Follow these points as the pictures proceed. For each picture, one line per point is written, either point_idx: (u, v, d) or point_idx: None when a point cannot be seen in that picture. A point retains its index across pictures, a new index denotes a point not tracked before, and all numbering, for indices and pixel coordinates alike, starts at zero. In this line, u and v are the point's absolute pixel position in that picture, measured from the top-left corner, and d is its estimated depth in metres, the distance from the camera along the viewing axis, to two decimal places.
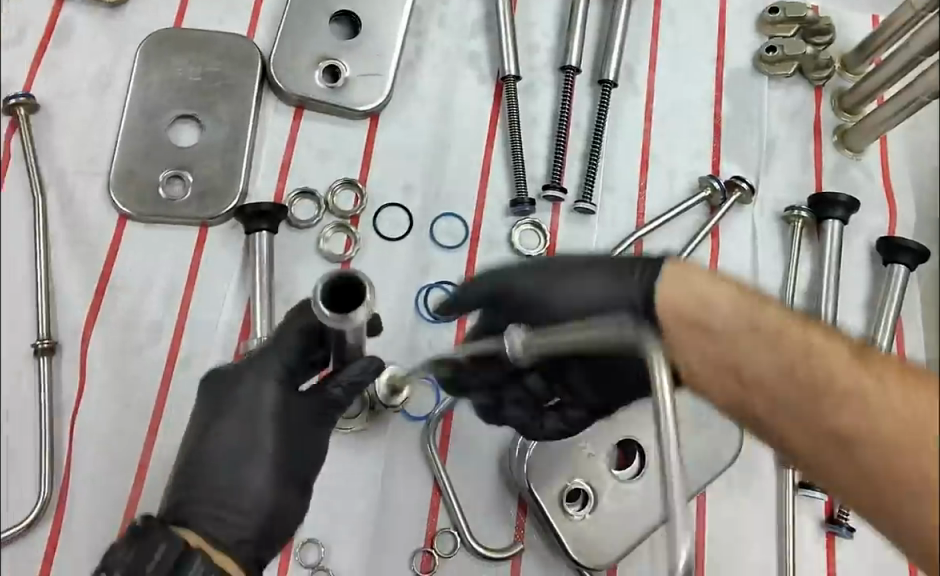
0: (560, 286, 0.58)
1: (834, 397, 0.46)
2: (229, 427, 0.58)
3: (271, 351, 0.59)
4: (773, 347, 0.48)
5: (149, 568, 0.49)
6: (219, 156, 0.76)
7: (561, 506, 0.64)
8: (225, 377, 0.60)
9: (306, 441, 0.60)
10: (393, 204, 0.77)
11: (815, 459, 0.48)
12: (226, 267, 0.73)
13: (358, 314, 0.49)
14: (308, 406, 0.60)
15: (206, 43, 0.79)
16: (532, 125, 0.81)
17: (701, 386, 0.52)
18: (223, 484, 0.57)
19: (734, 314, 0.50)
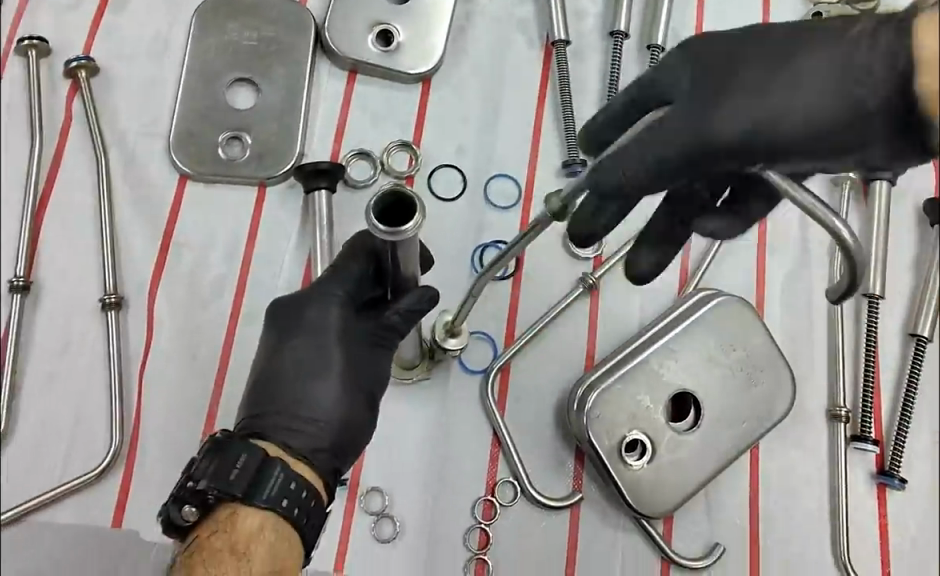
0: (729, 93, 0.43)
1: None
2: (300, 342, 0.57)
3: (340, 268, 0.59)
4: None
5: (232, 477, 0.49)
6: (276, 118, 0.77)
7: (621, 456, 0.66)
8: (294, 295, 0.59)
9: (369, 365, 0.59)
10: (446, 165, 0.78)
11: None
12: (285, 225, 0.74)
13: (409, 228, 0.48)
14: (373, 326, 0.60)
15: (260, 9, 0.80)
16: (581, 89, 0.82)
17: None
18: (297, 398, 0.55)
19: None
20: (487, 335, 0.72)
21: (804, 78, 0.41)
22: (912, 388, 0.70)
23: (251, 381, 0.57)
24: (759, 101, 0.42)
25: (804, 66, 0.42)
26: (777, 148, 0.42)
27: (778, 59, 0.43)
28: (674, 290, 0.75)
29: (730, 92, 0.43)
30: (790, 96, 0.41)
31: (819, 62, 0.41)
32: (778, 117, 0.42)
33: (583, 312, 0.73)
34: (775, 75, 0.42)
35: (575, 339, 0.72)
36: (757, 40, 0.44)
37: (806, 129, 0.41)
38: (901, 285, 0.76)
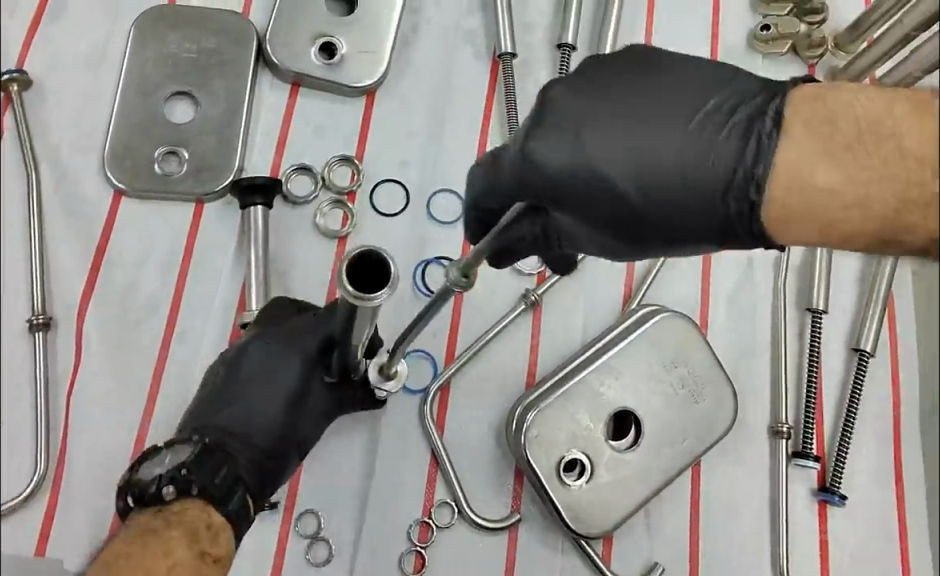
0: (615, 166, 0.45)
1: (858, 169, 0.39)
2: (254, 385, 0.60)
3: (311, 330, 0.62)
4: (885, 133, 0.39)
5: (216, 481, 0.53)
6: (215, 133, 0.76)
7: (559, 476, 0.65)
8: (262, 342, 0.62)
9: (308, 423, 0.62)
10: (389, 179, 0.77)
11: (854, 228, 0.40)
12: (221, 240, 0.73)
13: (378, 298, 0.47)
14: (326, 390, 0.63)
15: (203, 19, 0.78)
16: (528, 101, 0.81)
17: (795, 215, 0.41)
18: (240, 424, 0.59)
19: (821, 120, 0.41)
20: (426, 352, 0.71)
21: (694, 182, 0.44)
22: (853, 406, 0.70)
23: (198, 401, 0.61)
24: (645, 167, 0.44)
25: (687, 177, 0.44)
26: (688, 248, 0.47)
27: (660, 180, 0.44)
28: (619, 301, 0.74)
29: (638, 224, 0.46)
30: (688, 217, 0.45)
31: (705, 169, 0.44)
32: (688, 232, 0.46)
33: (526, 329, 0.72)
34: (672, 199, 0.45)
35: (516, 357, 0.71)
36: (618, 156, 0.45)
37: (712, 233, 0.45)
38: (845, 300, 0.76)
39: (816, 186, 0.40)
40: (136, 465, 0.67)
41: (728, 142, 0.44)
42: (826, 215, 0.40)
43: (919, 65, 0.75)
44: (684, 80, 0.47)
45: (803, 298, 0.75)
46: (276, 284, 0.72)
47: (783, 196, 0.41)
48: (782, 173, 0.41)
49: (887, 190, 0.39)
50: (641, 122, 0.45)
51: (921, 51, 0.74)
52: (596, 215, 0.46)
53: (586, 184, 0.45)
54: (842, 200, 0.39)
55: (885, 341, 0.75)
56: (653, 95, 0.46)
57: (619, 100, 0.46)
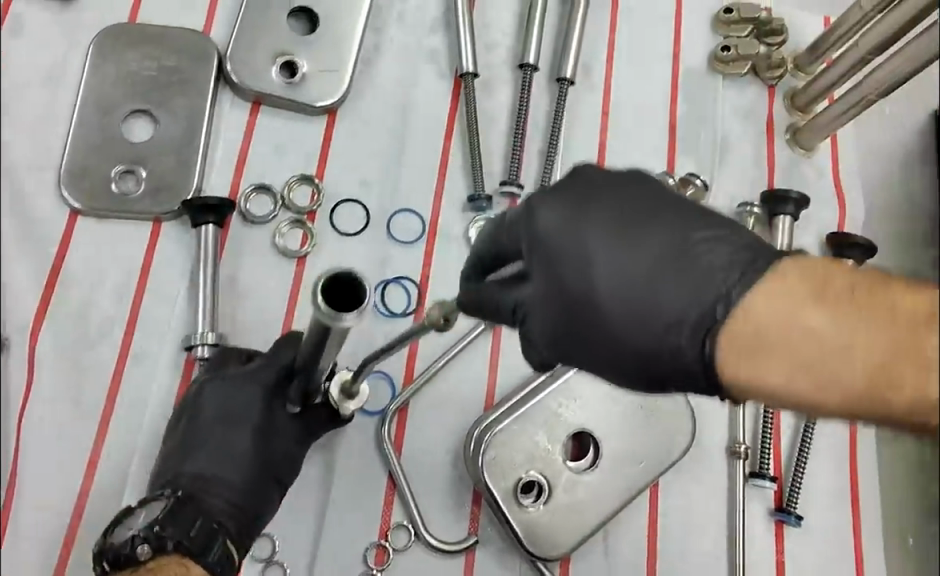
0: (593, 259, 0.44)
1: (849, 333, 0.39)
2: (217, 428, 0.60)
3: (268, 364, 0.62)
4: (881, 307, 0.39)
5: (192, 534, 0.54)
6: (174, 152, 0.75)
7: (516, 498, 0.65)
8: (219, 382, 0.62)
9: (283, 456, 0.62)
10: (350, 199, 0.77)
11: (827, 387, 0.40)
12: (179, 260, 0.73)
13: (342, 320, 0.45)
14: (291, 419, 0.62)
15: (160, 37, 0.78)
16: (489, 121, 0.81)
17: (764, 356, 0.40)
18: (211, 469, 0.59)
19: (814, 273, 0.41)
20: (385, 373, 0.70)
21: (660, 305, 0.43)
22: (810, 427, 0.71)
23: (167, 454, 0.61)
24: (620, 273, 0.44)
25: (659, 300, 0.43)
26: (629, 375, 0.46)
27: (635, 290, 0.43)
28: None
29: (593, 332, 0.45)
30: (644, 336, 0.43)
31: (678, 295, 0.42)
32: (632, 355, 0.44)
33: (485, 349, 0.72)
34: (635, 311, 0.43)
35: (476, 378, 0.71)
36: (603, 255, 0.44)
37: (655, 359, 0.44)
38: None
39: (803, 328, 0.40)
40: (87, 490, 0.66)
41: (711, 267, 0.42)
42: (803, 362, 0.40)
43: (876, 87, 0.76)
44: (701, 211, 0.45)
45: None
46: (234, 305, 0.72)
47: (747, 333, 0.41)
48: (768, 310, 0.40)
49: (870, 359, 0.39)
50: (638, 227, 0.45)
51: (877, 74, 0.76)
52: (568, 306, 0.46)
53: (570, 260, 0.45)
54: (826, 354, 0.39)
55: None
56: (664, 205, 0.46)
57: (632, 200, 0.46)
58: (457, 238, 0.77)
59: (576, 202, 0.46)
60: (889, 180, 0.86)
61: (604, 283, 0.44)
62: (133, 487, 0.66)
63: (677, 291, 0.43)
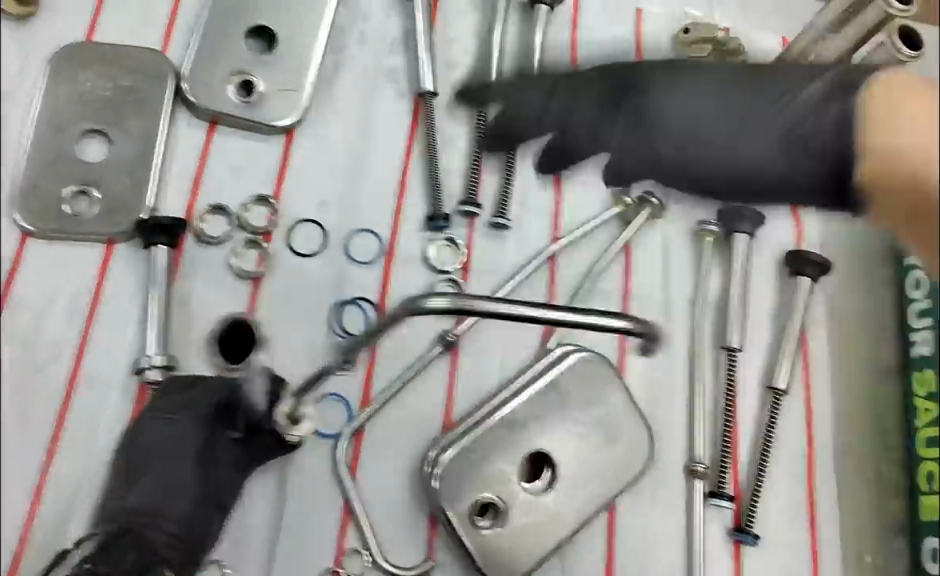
0: (703, 151, 0.62)
1: (920, 116, 0.49)
2: (158, 463, 0.60)
3: (203, 396, 0.63)
4: (926, 117, 0.49)
5: (123, 567, 0.54)
6: (128, 172, 0.74)
7: (471, 521, 0.65)
8: (154, 417, 0.62)
9: (226, 485, 0.63)
10: (307, 220, 0.76)
11: (908, 133, 0.49)
12: (132, 283, 0.72)
13: (250, 361, 0.49)
14: (232, 446, 0.64)
15: (118, 57, 0.77)
16: (449, 141, 0.81)
17: (881, 175, 0.50)
18: (153, 503, 0.58)
19: (912, 83, 0.51)
20: (340, 396, 0.70)
21: (765, 168, 0.60)
22: (766, 448, 0.72)
23: (111, 490, 0.61)
24: (732, 161, 0.61)
25: (758, 162, 0.61)
26: (754, 194, 0.62)
27: (729, 147, 0.61)
28: (538, 338, 0.74)
29: (693, 179, 0.63)
30: (711, 136, 0.61)
31: (760, 142, 0.60)
32: (710, 146, 0.61)
33: (443, 371, 0.72)
34: (742, 119, 0.60)
35: (434, 400, 0.71)
36: (760, 136, 0.60)
37: (758, 177, 0.61)
38: (756, 340, 0.78)
39: (905, 124, 0.49)
40: (31, 521, 0.64)
41: (793, 111, 0.58)
42: (900, 142, 0.49)
43: None
44: (795, 100, 0.59)
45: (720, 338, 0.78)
46: (187, 328, 0.71)
47: (877, 144, 0.51)
48: (877, 139, 0.51)
49: (926, 137, 0.48)
50: (739, 129, 0.60)
51: None
52: (718, 121, 0.61)
53: (684, 136, 0.62)
54: (920, 114, 0.49)
55: (799, 379, 0.78)
56: (729, 88, 0.61)
57: (710, 93, 0.62)
58: (415, 258, 0.77)
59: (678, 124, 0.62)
60: None
61: (667, 144, 0.63)
62: (81, 516, 0.65)
63: (749, 149, 0.61)
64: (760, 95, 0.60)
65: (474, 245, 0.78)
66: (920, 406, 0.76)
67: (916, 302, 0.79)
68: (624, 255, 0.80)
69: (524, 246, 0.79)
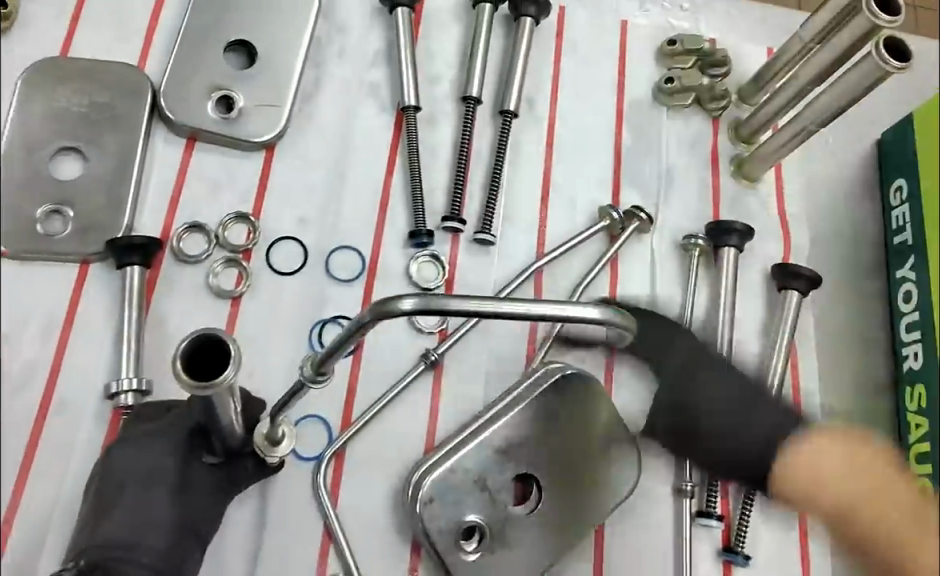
0: (709, 403, 0.67)
1: (872, 515, 0.58)
2: (132, 491, 0.59)
3: (177, 423, 0.62)
4: (851, 458, 0.59)
5: None
6: (103, 190, 0.73)
7: (456, 545, 0.64)
8: (127, 444, 0.61)
9: (204, 511, 0.61)
10: (287, 237, 0.75)
11: (835, 501, 0.59)
12: (107, 304, 0.70)
13: (219, 380, 0.46)
14: (208, 471, 0.62)
15: (93, 72, 0.76)
16: (432, 156, 0.80)
17: (785, 483, 0.61)
18: (127, 533, 0.57)
19: (846, 453, 0.59)
20: (320, 417, 0.68)
21: (762, 458, 0.64)
22: None
23: (83, 522, 0.59)
24: (740, 417, 0.66)
25: (774, 434, 0.64)
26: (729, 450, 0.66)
27: (736, 419, 0.66)
28: (523, 355, 0.73)
29: (706, 433, 0.67)
30: (717, 391, 0.68)
31: (772, 423, 0.64)
32: (714, 407, 0.67)
33: (426, 391, 0.71)
34: (731, 380, 0.68)
35: (416, 421, 0.70)
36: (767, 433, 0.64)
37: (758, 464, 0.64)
38: (743, 356, 0.78)
39: (826, 483, 0.59)
40: None
41: (772, 414, 0.65)
42: (820, 504, 0.59)
43: (813, 118, 0.77)
44: (769, 411, 0.65)
45: None
46: (164, 350, 0.69)
47: (792, 477, 0.60)
48: (805, 468, 0.60)
49: (862, 496, 0.58)
50: (743, 417, 0.66)
51: (813, 106, 0.76)
52: (672, 344, 0.72)
53: (677, 398, 0.69)
54: (841, 504, 0.59)
55: (788, 394, 0.77)
56: (751, 402, 0.67)
57: (734, 388, 0.68)
58: (398, 275, 0.76)
59: (685, 375, 0.69)
60: (836, 211, 0.86)
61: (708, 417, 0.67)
62: (54, 544, 0.63)
63: (759, 428, 0.65)
64: (725, 374, 0.69)
65: (457, 261, 0.77)
66: (911, 421, 0.76)
67: (906, 315, 0.79)
68: (610, 270, 0.79)
69: (509, 262, 0.78)
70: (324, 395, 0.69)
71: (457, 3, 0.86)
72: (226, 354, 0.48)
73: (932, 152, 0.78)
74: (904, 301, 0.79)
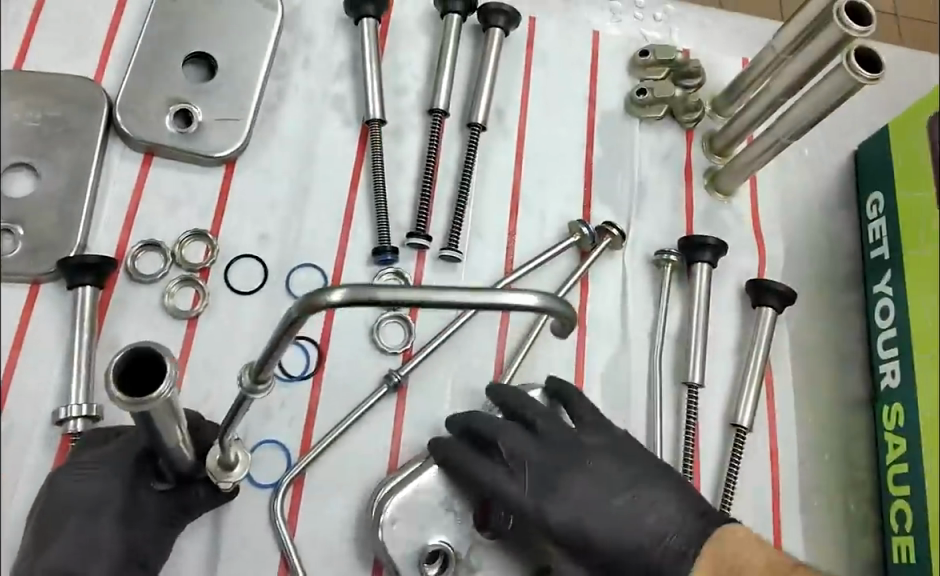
0: (599, 507, 0.57)
1: None
2: (75, 519, 0.56)
3: (124, 449, 0.59)
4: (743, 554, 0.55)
5: None
6: (56, 208, 0.71)
7: (419, 568, 0.61)
8: (71, 470, 0.58)
9: (151, 540, 0.59)
10: (247, 255, 0.73)
11: None
12: (58, 326, 0.68)
13: (155, 397, 0.44)
14: (159, 498, 0.60)
15: (48, 85, 0.73)
16: (398, 170, 0.78)
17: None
18: (70, 563, 0.54)
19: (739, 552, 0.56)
20: (278, 442, 0.66)
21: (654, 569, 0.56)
22: (729, 488, 0.70)
23: (23, 551, 0.56)
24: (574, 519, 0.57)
25: (662, 543, 0.57)
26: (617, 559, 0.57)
27: (620, 531, 0.57)
28: (490, 376, 0.71)
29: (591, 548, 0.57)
30: (617, 502, 0.57)
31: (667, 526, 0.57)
32: (605, 524, 0.57)
33: (389, 414, 0.69)
34: (626, 466, 0.59)
35: (378, 445, 0.67)
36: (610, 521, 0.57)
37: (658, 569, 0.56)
38: (716, 374, 0.76)
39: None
40: None
41: (667, 524, 0.57)
42: None
43: (787, 131, 0.75)
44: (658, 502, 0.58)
45: (680, 373, 0.75)
46: None
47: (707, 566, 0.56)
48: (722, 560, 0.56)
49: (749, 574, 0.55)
50: (641, 517, 0.57)
51: (786, 118, 0.75)
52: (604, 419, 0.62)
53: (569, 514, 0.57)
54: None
55: (762, 413, 0.76)
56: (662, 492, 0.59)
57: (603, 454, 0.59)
58: None
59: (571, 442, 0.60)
60: (812, 224, 0.84)
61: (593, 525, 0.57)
62: None
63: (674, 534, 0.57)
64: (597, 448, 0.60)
65: (423, 278, 0.75)
66: (889, 441, 0.74)
67: (882, 332, 0.77)
68: (581, 287, 0.77)
69: (476, 279, 0.76)
70: (281, 421, 0.67)
71: (426, 14, 0.85)
72: (163, 370, 0.46)
73: (909, 163, 0.76)
74: (881, 316, 0.77)
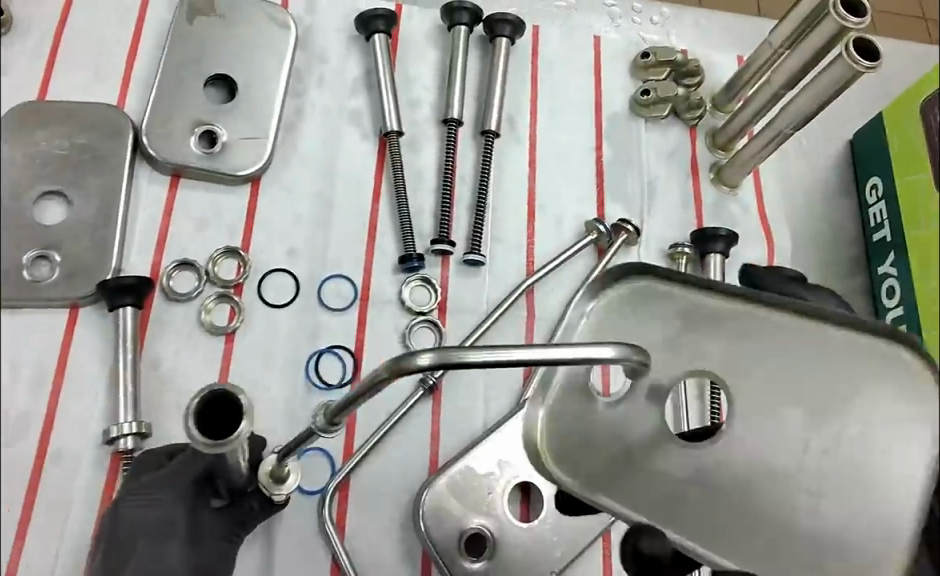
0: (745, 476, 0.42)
1: None
2: (143, 544, 0.58)
3: (180, 473, 0.60)
4: None
5: None
6: (88, 234, 0.72)
7: (459, 553, 0.65)
8: (133, 496, 0.60)
9: (216, 556, 0.61)
10: (278, 270, 0.75)
11: None
12: (100, 349, 0.70)
13: (232, 438, 0.46)
14: (216, 516, 0.61)
15: (76, 113, 0.75)
16: (417, 180, 0.81)
17: None
18: None
19: None
20: (322, 450, 0.68)
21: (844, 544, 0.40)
22: None
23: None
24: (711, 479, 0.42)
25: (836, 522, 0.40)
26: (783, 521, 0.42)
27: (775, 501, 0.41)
28: (519, 375, 0.74)
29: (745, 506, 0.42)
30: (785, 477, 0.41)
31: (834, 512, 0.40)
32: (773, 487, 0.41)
33: (426, 416, 0.71)
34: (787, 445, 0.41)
35: (417, 447, 0.70)
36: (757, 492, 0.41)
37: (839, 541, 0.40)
38: None
39: None
40: None
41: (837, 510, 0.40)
42: None
43: (789, 122, 0.78)
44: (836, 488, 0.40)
45: None
46: (159, 391, 0.69)
47: None
48: None
49: None
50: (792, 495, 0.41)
51: (788, 110, 0.78)
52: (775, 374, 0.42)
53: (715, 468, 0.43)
54: None
55: None
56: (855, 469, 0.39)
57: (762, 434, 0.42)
58: (392, 301, 0.76)
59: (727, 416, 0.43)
60: (814, 213, 0.88)
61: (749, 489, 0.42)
62: None
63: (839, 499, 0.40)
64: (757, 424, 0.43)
65: (448, 284, 0.77)
66: None
67: (891, 311, 0.77)
68: None
69: (500, 281, 0.78)
70: None
71: (433, 27, 0.87)
72: (235, 406, 0.48)
73: (905, 148, 0.80)
74: (888, 296, 0.79)
